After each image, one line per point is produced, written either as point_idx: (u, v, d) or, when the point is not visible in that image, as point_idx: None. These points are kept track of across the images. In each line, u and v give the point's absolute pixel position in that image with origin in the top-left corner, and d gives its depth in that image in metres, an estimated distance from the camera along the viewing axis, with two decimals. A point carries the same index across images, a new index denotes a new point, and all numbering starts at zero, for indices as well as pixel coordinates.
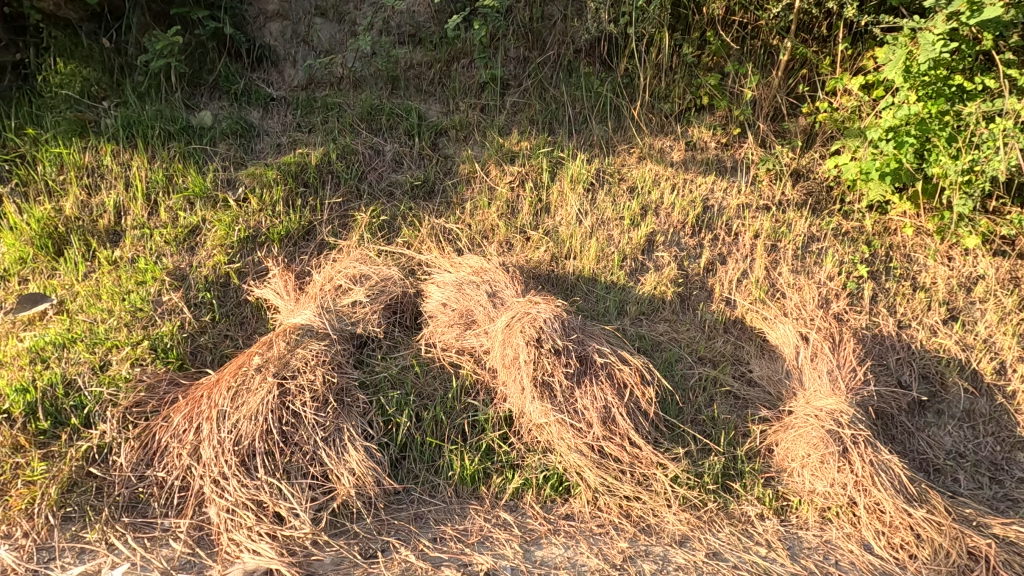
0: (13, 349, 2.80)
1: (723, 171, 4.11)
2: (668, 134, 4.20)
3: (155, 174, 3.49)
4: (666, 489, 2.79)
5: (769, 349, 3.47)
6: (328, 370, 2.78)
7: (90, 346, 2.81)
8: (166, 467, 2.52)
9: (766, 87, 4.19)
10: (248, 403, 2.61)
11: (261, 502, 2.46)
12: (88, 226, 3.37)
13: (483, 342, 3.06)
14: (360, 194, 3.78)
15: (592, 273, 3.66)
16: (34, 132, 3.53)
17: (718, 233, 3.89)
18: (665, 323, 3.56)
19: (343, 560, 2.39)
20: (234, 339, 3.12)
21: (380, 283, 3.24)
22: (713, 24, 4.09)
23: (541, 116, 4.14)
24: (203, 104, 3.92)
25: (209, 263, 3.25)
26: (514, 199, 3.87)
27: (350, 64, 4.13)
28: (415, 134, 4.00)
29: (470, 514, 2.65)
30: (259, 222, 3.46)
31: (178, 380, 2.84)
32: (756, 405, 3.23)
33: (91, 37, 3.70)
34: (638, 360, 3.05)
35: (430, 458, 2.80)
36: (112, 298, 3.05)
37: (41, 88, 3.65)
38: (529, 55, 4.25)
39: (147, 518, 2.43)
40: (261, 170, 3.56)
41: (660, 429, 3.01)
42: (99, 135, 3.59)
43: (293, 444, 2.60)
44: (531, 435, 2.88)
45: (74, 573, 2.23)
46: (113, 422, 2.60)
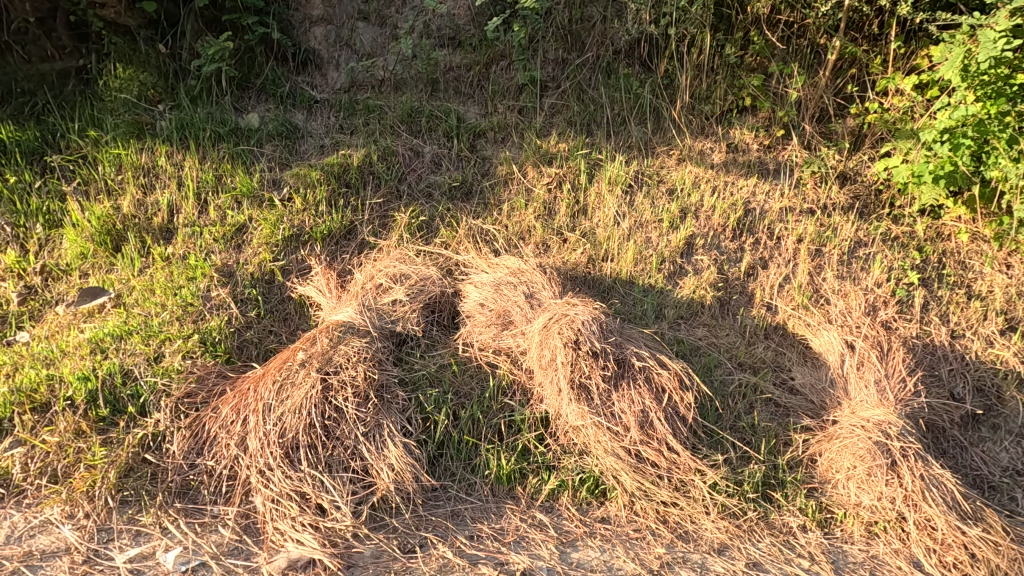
0: (75, 340, 2.95)
1: (765, 174, 4.02)
2: (708, 135, 4.14)
3: (206, 174, 3.63)
4: (705, 496, 2.75)
5: (812, 357, 3.39)
6: (369, 367, 2.84)
7: (145, 338, 2.94)
8: (215, 457, 2.62)
9: (812, 88, 4.09)
10: (292, 397, 2.68)
11: (305, 493, 2.53)
12: (143, 223, 3.51)
13: (521, 343, 3.07)
14: (401, 195, 3.85)
15: (629, 275, 3.64)
16: (96, 134, 3.70)
17: (760, 237, 3.82)
18: (704, 328, 3.51)
19: (382, 553, 2.43)
20: (279, 334, 3.21)
21: (419, 282, 3.30)
22: (757, 23, 4.01)
23: (579, 118, 4.14)
24: (251, 107, 4.05)
25: (255, 260, 3.36)
26: (551, 200, 3.87)
27: (391, 67, 4.22)
28: (454, 136, 4.05)
29: (506, 513, 2.66)
30: (303, 221, 3.56)
31: (226, 373, 2.96)
32: (799, 413, 3.14)
33: (148, 42, 3.87)
34: (677, 364, 3.02)
35: (467, 457, 2.83)
36: (164, 293, 3.18)
37: (101, 92, 3.82)
38: (567, 57, 4.25)
39: (197, 504, 2.53)
40: (306, 170, 3.66)
41: (699, 435, 2.97)
42: (154, 136, 3.75)
43: (335, 438, 2.66)
44: (567, 437, 2.88)
45: (131, 554, 2.33)
46: (166, 411, 2.71)
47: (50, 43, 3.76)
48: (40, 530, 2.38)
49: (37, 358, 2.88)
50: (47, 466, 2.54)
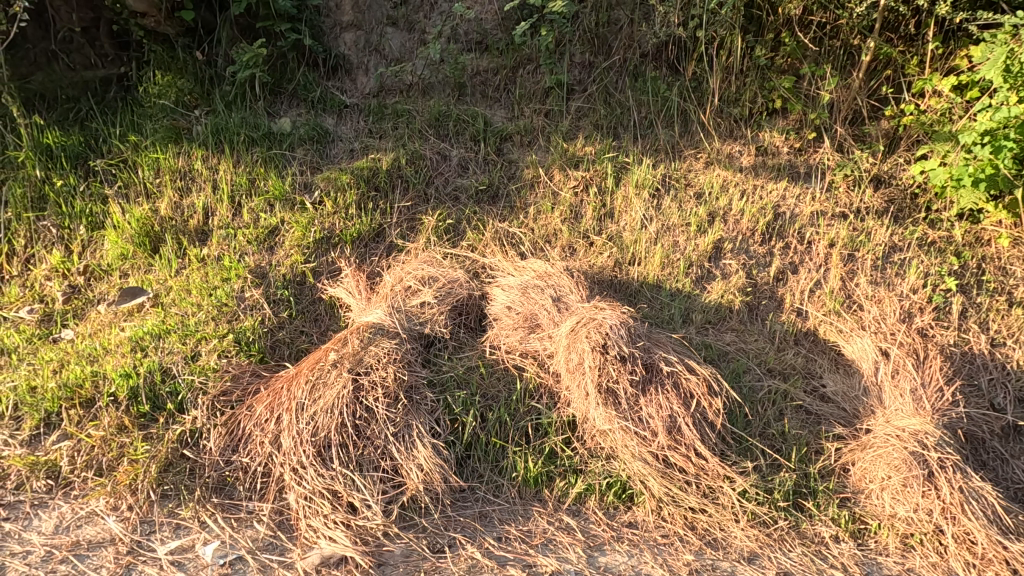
0: (116, 338, 3.06)
1: (796, 177, 3.96)
2: (737, 138, 4.09)
3: (240, 178, 3.73)
4: (734, 503, 2.73)
5: (845, 364, 3.33)
6: (399, 368, 2.89)
7: (182, 338, 3.03)
8: (250, 454, 2.69)
9: (846, 89, 4.00)
10: (324, 397, 2.73)
11: (336, 491, 2.58)
12: (180, 225, 3.62)
13: (548, 346, 3.08)
14: (428, 198, 3.89)
15: (657, 279, 3.62)
16: (136, 139, 3.82)
17: (790, 242, 3.77)
18: (732, 333, 3.48)
19: (412, 552, 2.47)
20: (310, 334, 3.28)
21: (447, 285, 3.33)
22: (789, 24, 3.95)
23: (606, 121, 4.13)
24: (283, 111, 4.14)
25: (287, 262, 3.45)
26: (578, 204, 3.88)
27: (420, 72, 4.26)
28: (481, 139, 4.08)
29: (533, 516, 2.68)
30: (333, 224, 3.62)
31: (260, 372, 3.04)
32: (830, 422, 3.09)
33: (185, 50, 4.00)
34: (705, 369, 2.99)
35: (494, 459, 2.85)
36: (200, 293, 3.28)
37: (141, 99, 3.95)
38: (594, 60, 4.25)
39: (233, 500, 2.60)
40: (336, 174, 3.74)
41: (727, 441, 2.94)
42: (191, 141, 3.86)
43: (366, 437, 2.71)
44: (595, 441, 2.88)
45: (172, 546, 2.40)
46: (203, 408, 2.79)
47: (94, 51, 3.93)
48: (87, 521, 2.47)
49: (81, 355, 3.00)
50: (93, 459, 2.64)
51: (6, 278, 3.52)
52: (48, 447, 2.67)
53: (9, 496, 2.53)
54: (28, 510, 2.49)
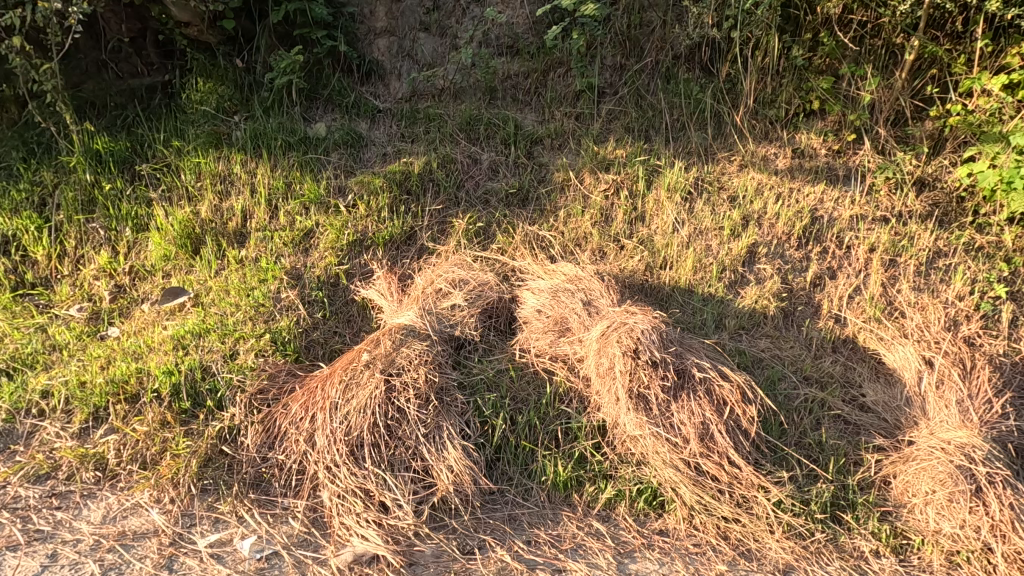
0: (160, 336, 3.18)
1: (834, 181, 3.86)
2: (773, 140, 4.01)
3: (277, 182, 3.82)
4: (768, 514, 2.68)
5: (885, 373, 3.24)
6: (430, 369, 2.92)
7: (222, 337, 3.13)
8: (285, 451, 2.76)
9: (887, 89, 3.88)
10: (357, 397, 2.78)
11: (369, 490, 2.62)
12: (219, 228, 3.73)
13: (578, 350, 3.08)
14: (459, 201, 3.92)
15: (689, 284, 3.58)
16: (179, 144, 3.94)
17: (828, 246, 3.68)
18: (767, 339, 3.41)
19: (442, 553, 2.50)
20: (343, 335, 3.35)
21: (477, 287, 3.35)
22: (828, 23, 3.84)
23: (637, 124, 4.10)
24: (319, 116, 4.23)
25: (322, 264, 3.52)
26: (608, 207, 3.86)
27: (451, 76, 4.30)
28: (512, 143, 4.09)
29: (563, 520, 2.68)
30: (367, 227, 3.69)
31: (295, 371, 3.11)
32: (871, 432, 3.01)
33: (226, 58, 4.13)
34: (739, 376, 2.94)
35: (524, 462, 2.85)
36: (239, 294, 3.38)
37: (183, 105, 4.09)
38: (626, 63, 4.22)
39: (270, 496, 2.67)
40: (370, 178, 3.80)
41: (761, 450, 2.89)
42: (231, 145, 3.97)
43: (397, 438, 2.74)
44: (625, 446, 2.86)
45: (212, 539, 2.47)
46: (241, 405, 2.87)
47: (140, 60, 4.11)
48: (132, 512, 2.56)
49: (126, 352, 3.11)
50: (137, 453, 2.73)
51: (56, 277, 3.68)
52: (96, 440, 2.78)
53: (61, 486, 2.64)
54: (78, 500, 2.59)
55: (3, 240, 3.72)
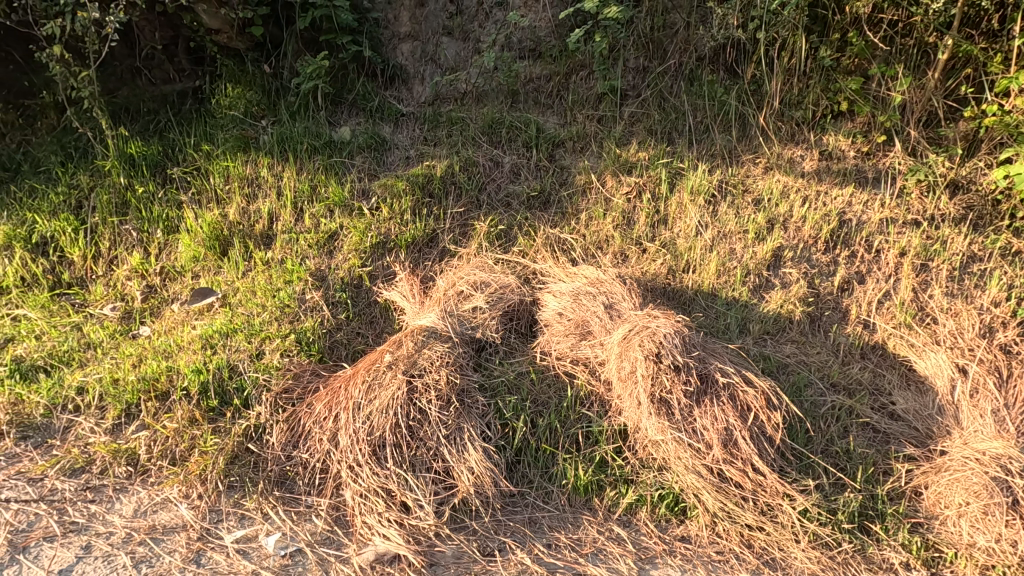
0: (189, 335, 3.26)
1: (863, 183, 3.79)
2: (799, 142, 3.95)
3: (302, 185, 3.89)
4: (793, 523, 2.63)
5: (916, 380, 3.19)
6: (451, 371, 2.94)
7: (248, 336, 3.20)
8: (309, 450, 2.80)
9: (919, 89, 3.79)
10: (380, 397, 2.81)
11: (390, 490, 2.64)
12: (247, 230, 3.81)
13: (599, 353, 3.06)
14: (481, 204, 3.94)
15: (712, 288, 3.55)
16: (208, 148, 4.03)
17: (856, 250, 3.62)
18: (792, 345, 3.36)
19: (463, 554, 2.51)
20: (366, 336, 3.39)
21: (499, 290, 3.37)
22: (857, 23, 3.76)
23: (660, 126, 4.07)
24: (343, 120, 4.30)
25: (345, 266, 3.57)
26: (630, 210, 3.84)
27: (473, 80, 4.33)
28: (534, 146, 4.10)
29: (583, 524, 2.67)
30: (390, 229, 3.73)
31: (319, 371, 3.17)
32: (900, 441, 2.95)
33: (254, 63, 4.22)
34: (764, 382, 2.89)
35: (545, 465, 2.85)
36: (265, 294, 3.44)
37: (213, 110, 4.19)
38: (648, 65, 4.20)
39: (294, 494, 2.71)
40: (393, 181, 3.85)
41: (787, 457, 2.84)
42: (258, 149, 4.05)
43: (419, 439, 2.76)
44: (646, 451, 2.84)
45: (238, 535, 2.52)
46: (267, 404, 2.93)
47: (172, 67, 4.23)
48: (162, 507, 2.62)
49: (157, 351, 3.20)
50: (167, 449, 2.80)
51: (91, 277, 3.80)
52: (128, 436, 2.85)
53: (95, 480, 2.71)
54: (111, 494, 2.67)
55: (42, 241, 3.85)
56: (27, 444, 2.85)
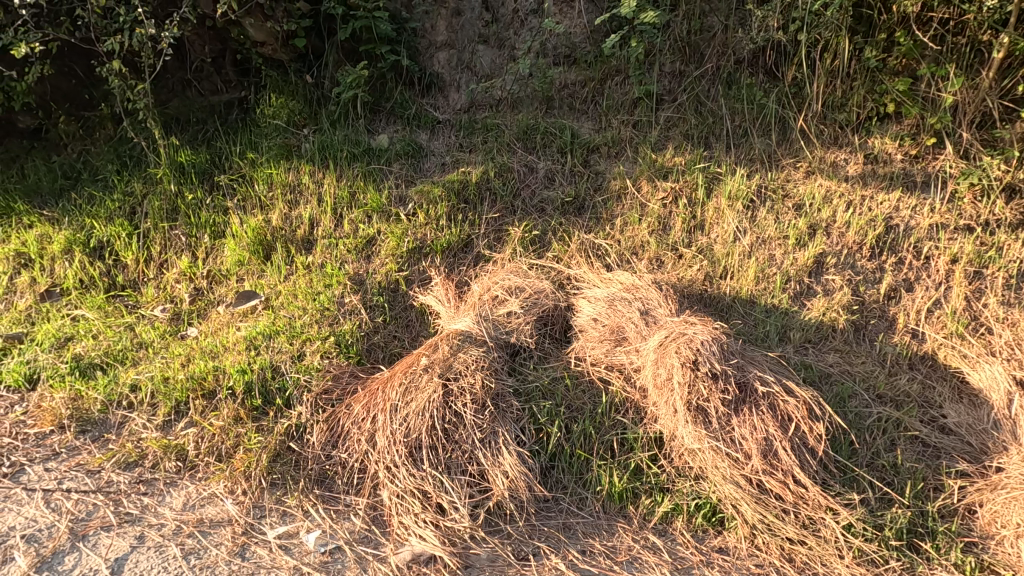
0: (234, 336, 3.38)
1: (910, 187, 3.66)
2: (842, 146, 3.84)
3: (342, 192, 4.00)
4: (837, 537, 2.56)
5: (969, 393, 3.10)
6: (486, 375, 2.96)
7: (290, 338, 3.30)
8: (348, 450, 2.87)
9: (972, 89, 3.65)
10: (416, 399, 2.86)
11: (426, 492, 2.68)
12: (289, 235, 3.94)
13: (634, 360, 3.04)
14: (515, 210, 3.97)
15: (750, 294, 3.49)
16: (253, 156, 4.18)
17: (904, 257, 3.51)
18: (835, 353, 3.28)
19: (498, 558, 2.53)
20: (402, 339, 3.46)
21: (533, 295, 3.38)
22: (905, 22, 3.63)
23: (697, 131, 4.01)
24: (382, 128, 4.40)
25: (383, 270, 3.65)
26: (666, 215, 3.80)
27: (509, 87, 4.36)
28: (569, 151, 4.11)
29: (618, 532, 2.65)
30: (426, 234, 3.80)
31: (357, 373, 3.24)
32: (952, 456, 2.86)
33: (297, 74, 4.36)
34: (806, 392, 2.82)
35: (579, 471, 2.84)
36: (305, 297, 3.55)
37: (258, 119, 4.35)
38: (685, 69, 4.14)
39: (333, 493, 2.78)
40: (429, 187, 3.92)
41: (830, 470, 2.76)
42: (300, 157, 4.18)
43: (454, 441, 2.79)
44: (682, 460, 2.80)
45: (280, 531, 2.60)
46: (308, 404, 3.02)
47: (220, 78, 4.42)
48: (209, 501, 2.72)
49: (204, 351, 3.33)
50: (213, 446, 2.90)
51: (143, 280, 3.99)
52: (177, 432, 2.97)
53: (147, 473, 2.83)
54: (161, 487, 2.78)
55: (99, 245, 4.07)
56: (85, 438, 3.01)
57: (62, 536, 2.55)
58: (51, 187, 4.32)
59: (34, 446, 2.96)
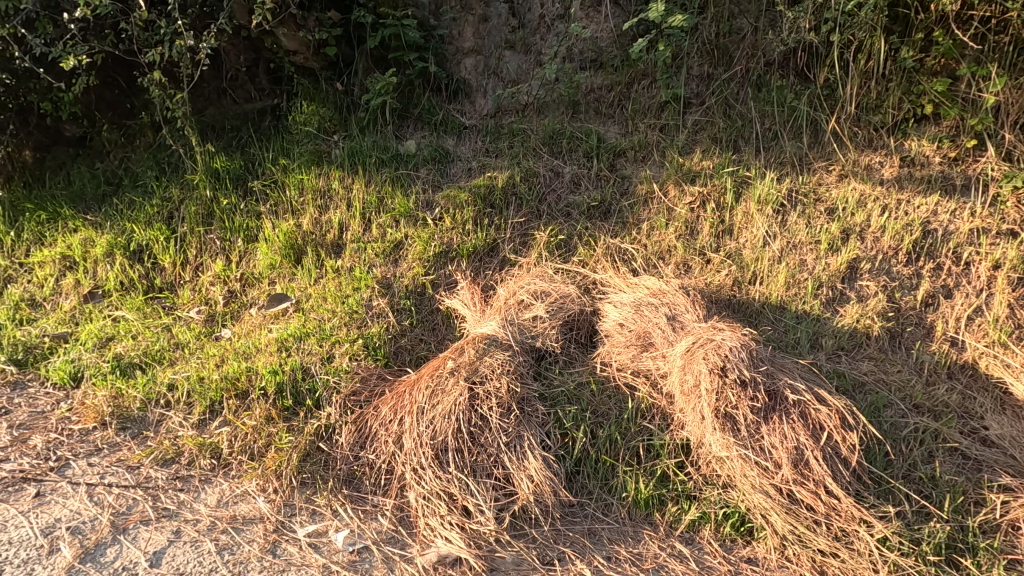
0: (266, 338, 3.47)
1: (949, 191, 3.55)
2: (877, 148, 3.74)
3: (370, 197, 4.07)
4: (871, 551, 2.49)
5: (1012, 405, 3.00)
6: (512, 379, 2.98)
7: (319, 340, 3.37)
8: (376, 451, 2.91)
9: (1016, 89, 3.53)
10: (443, 402, 2.88)
11: (452, 494, 2.70)
12: (319, 239, 4.02)
13: (661, 365, 3.02)
14: (541, 214, 3.97)
15: (780, 300, 3.43)
16: (285, 162, 4.29)
17: (942, 263, 3.41)
18: (869, 361, 3.20)
19: (523, 561, 2.53)
20: (428, 342, 3.50)
21: (559, 299, 3.38)
22: (943, 21, 3.53)
23: (725, 134, 3.97)
24: (409, 134, 4.46)
25: (409, 274, 3.70)
26: (694, 220, 3.77)
27: (535, 92, 4.38)
28: (595, 156, 4.10)
29: (644, 539, 2.63)
30: (452, 239, 3.84)
31: (385, 376, 3.29)
32: (994, 469, 2.76)
33: (328, 82, 4.46)
34: (838, 400, 2.76)
35: (605, 477, 2.83)
36: (335, 300, 3.63)
37: (290, 126, 4.46)
38: (713, 72, 4.10)
39: (361, 493, 2.83)
40: (456, 192, 3.96)
41: (864, 481, 2.69)
42: (330, 163, 4.27)
43: (480, 445, 2.81)
44: (710, 467, 2.77)
45: (309, 529, 2.65)
46: (337, 405, 3.08)
47: (254, 87, 4.54)
48: (241, 499, 2.78)
49: (238, 352, 3.43)
50: (246, 445, 2.98)
51: (180, 282, 4.12)
52: (212, 431, 3.07)
53: (183, 470, 2.92)
54: (197, 484, 2.87)
55: (138, 248, 4.22)
56: (126, 434, 3.12)
57: (104, 528, 2.63)
58: (95, 193, 4.50)
59: (78, 441, 3.09)
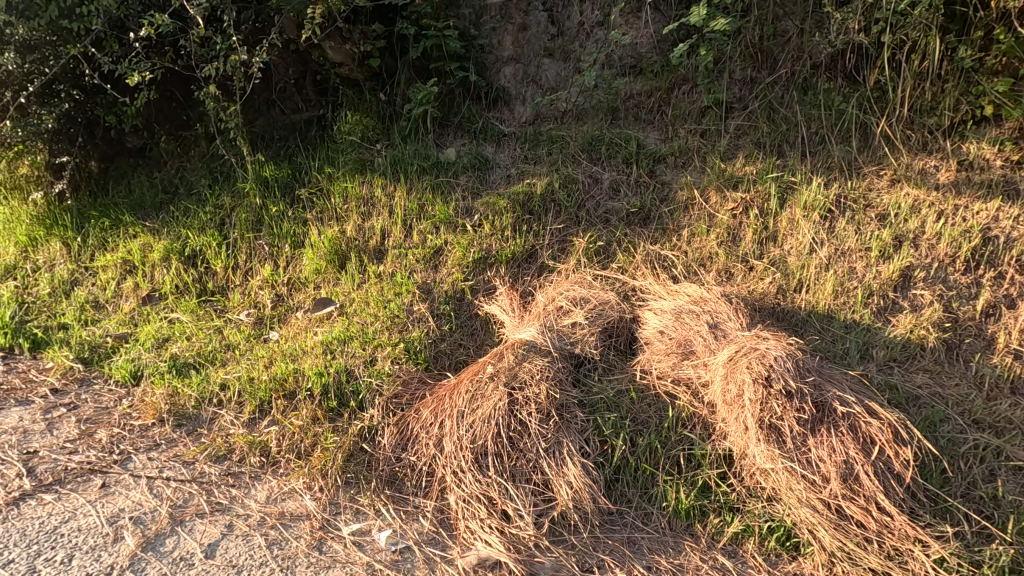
0: (312, 341, 3.59)
1: (1012, 196, 3.38)
2: (932, 152, 3.61)
3: (412, 204, 4.16)
4: (926, 571, 2.39)
5: None
6: (551, 386, 2.99)
7: (363, 344, 3.47)
8: (417, 453, 2.97)
9: None
10: (482, 407, 2.92)
11: (492, 498, 2.73)
12: (362, 245, 4.13)
13: (702, 374, 2.97)
14: (579, 220, 3.97)
15: (828, 309, 3.33)
16: (330, 170, 4.42)
17: (1004, 271, 3.25)
18: (924, 374, 3.08)
19: (562, 567, 2.53)
20: (467, 347, 3.55)
21: (598, 306, 3.38)
22: (1005, 18, 3.38)
23: (769, 139, 3.88)
24: (450, 142, 4.55)
25: (449, 279, 3.77)
26: (736, 226, 3.70)
27: (574, 99, 4.38)
28: (634, 162, 4.08)
29: (685, 550, 2.59)
30: (491, 245, 3.89)
31: (425, 379, 3.36)
32: None
33: (372, 92, 4.59)
34: (891, 414, 2.66)
35: (644, 485, 2.81)
36: (377, 305, 3.73)
37: (335, 136, 4.60)
38: (756, 76, 4.03)
39: (403, 494, 2.89)
40: (495, 199, 4.01)
41: (919, 499, 2.58)
42: (373, 171, 4.39)
43: (519, 450, 2.83)
44: (754, 479, 2.71)
45: (354, 527, 2.72)
46: (379, 408, 3.16)
47: (301, 98, 4.73)
48: (289, 496, 2.88)
49: (285, 354, 3.56)
50: (293, 445, 3.08)
51: (231, 286, 4.30)
52: (262, 430, 3.19)
53: (234, 467, 3.05)
54: (247, 480, 2.98)
55: (193, 253, 4.43)
56: (181, 431, 3.28)
57: (163, 520, 2.76)
58: (154, 201, 4.75)
59: (139, 436, 3.26)
